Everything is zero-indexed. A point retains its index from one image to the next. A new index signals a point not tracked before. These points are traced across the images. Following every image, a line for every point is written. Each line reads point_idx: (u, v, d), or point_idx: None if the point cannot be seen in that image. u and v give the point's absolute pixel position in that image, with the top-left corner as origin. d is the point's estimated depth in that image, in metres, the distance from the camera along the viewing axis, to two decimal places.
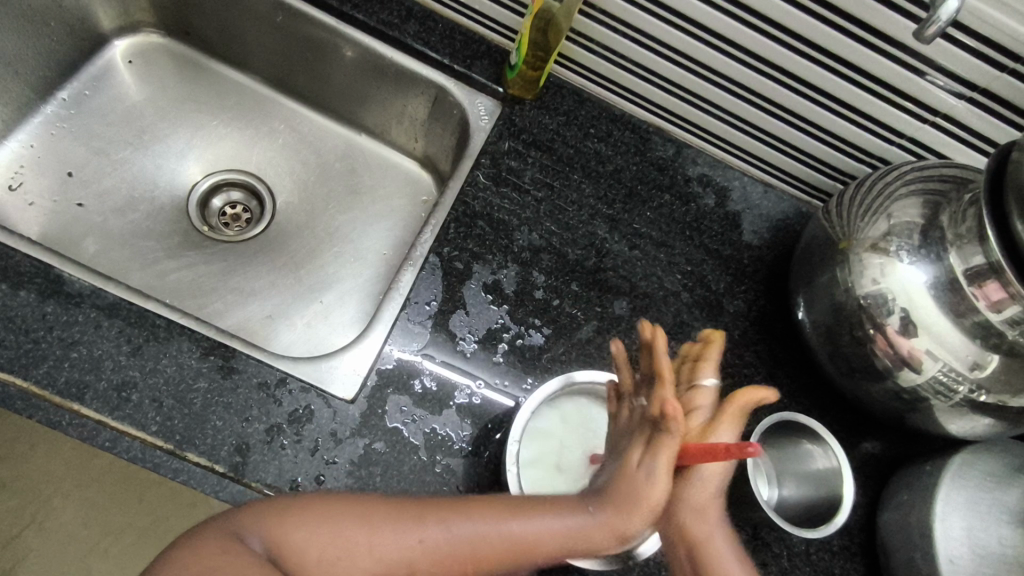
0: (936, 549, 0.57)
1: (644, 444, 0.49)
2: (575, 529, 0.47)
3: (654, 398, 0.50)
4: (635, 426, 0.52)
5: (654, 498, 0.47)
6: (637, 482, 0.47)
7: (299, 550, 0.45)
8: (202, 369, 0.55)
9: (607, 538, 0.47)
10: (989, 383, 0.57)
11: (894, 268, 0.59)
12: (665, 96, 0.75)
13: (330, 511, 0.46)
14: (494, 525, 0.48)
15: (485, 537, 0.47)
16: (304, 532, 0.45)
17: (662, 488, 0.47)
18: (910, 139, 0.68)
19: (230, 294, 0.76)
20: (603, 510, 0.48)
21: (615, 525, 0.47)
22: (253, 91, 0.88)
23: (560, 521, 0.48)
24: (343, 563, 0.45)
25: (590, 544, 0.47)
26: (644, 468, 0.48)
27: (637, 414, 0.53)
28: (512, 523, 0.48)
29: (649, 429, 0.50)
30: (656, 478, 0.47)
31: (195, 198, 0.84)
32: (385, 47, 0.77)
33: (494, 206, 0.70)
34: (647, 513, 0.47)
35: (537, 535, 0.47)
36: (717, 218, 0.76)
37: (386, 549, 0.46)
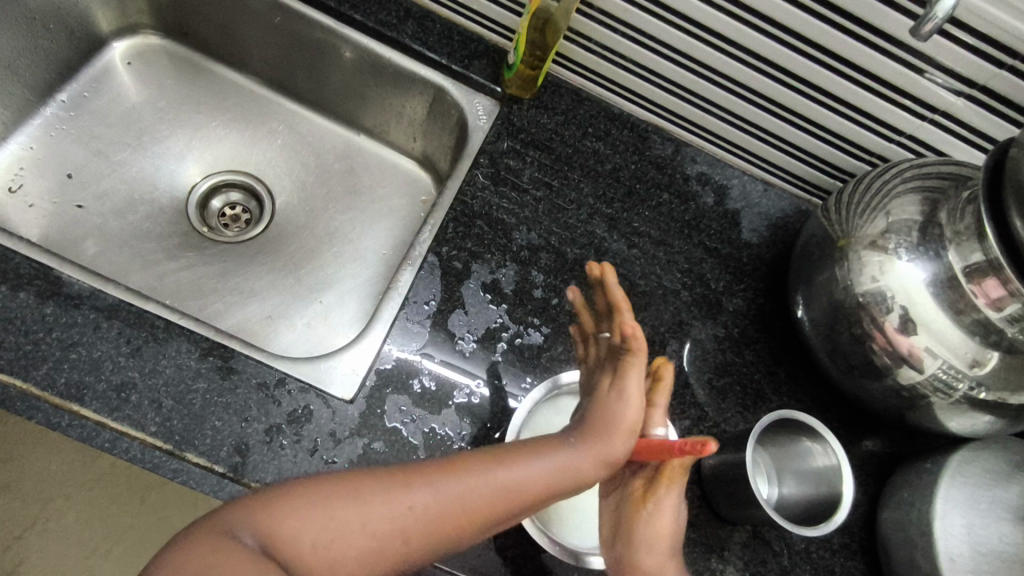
0: (937, 547, 0.56)
1: (611, 374, 0.54)
2: (563, 467, 0.50)
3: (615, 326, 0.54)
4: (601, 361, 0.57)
5: (630, 416, 0.52)
6: (610, 403, 0.52)
7: (293, 539, 0.45)
8: (202, 370, 0.55)
9: (594, 467, 0.51)
10: (989, 380, 0.57)
11: (893, 266, 0.59)
12: (664, 95, 0.75)
13: (316, 497, 0.46)
14: (482, 477, 0.49)
15: (477, 491, 0.48)
16: (296, 522, 0.45)
17: (634, 407, 0.52)
18: (909, 136, 0.68)
19: (230, 295, 0.77)
20: (583, 444, 0.51)
21: (597, 454, 0.51)
22: (253, 92, 0.88)
23: (545, 464, 0.50)
24: (337, 546, 0.45)
25: (579, 475, 0.50)
26: (615, 400, 0.52)
27: (603, 349, 0.58)
28: (498, 473, 0.49)
29: (613, 365, 0.55)
30: (626, 398, 0.52)
31: (195, 199, 0.84)
32: (384, 47, 0.77)
33: (493, 205, 0.70)
34: (625, 431, 0.52)
35: (526, 478, 0.49)
36: (716, 217, 0.76)
37: (376, 522, 0.46)
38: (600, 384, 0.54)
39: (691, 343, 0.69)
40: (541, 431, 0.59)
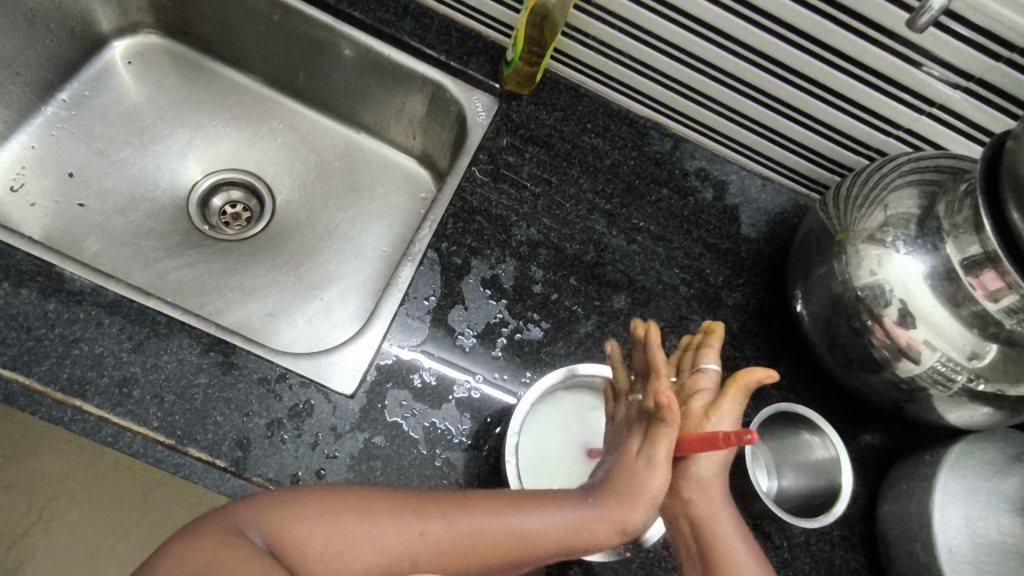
0: (935, 538, 0.57)
1: (641, 438, 0.50)
2: (576, 516, 0.48)
3: (649, 390, 0.51)
4: (634, 421, 0.52)
5: (654, 486, 0.48)
6: (637, 471, 0.48)
7: (300, 542, 0.45)
8: (203, 365, 0.55)
9: (609, 528, 0.48)
10: (987, 372, 0.57)
11: (891, 259, 0.59)
12: (662, 91, 0.75)
13: (333, 507, 0.47)
14: (494, 517, 0.48)
15: (487, 528, 0.48)
16: (306, 526, 0.46)
17: (661, 468, 0.48)
18: (907, 130, 0.68)
19: (231, 293, 0.77)
20: (602, 504, 0.48)
21: (616, 519, 0.48)
22: (252, 91, 0.89)
23: (561, 510, 0.49)
24: (343, 557, 0.45)
25: (594, 532, 0.48)
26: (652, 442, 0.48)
27: (634, 410, 0.53)
28: (509, 519, 0.48)
29: (644, 428, 0.50)
30: (654, 457, 0.48)
31: (196, 198, 0.84)
32: (383, 45, 0.77)
33: (492, 201, 0.70)
34: (646, 504, 0.48)
35: (538, 525, 0.48)
36: (715, 212, 0.76)
37: (385, 542, 0.46)
38: (627, 446, 0.50)
39: (691, 338, 0.70)
40: (545, 423, 0.59)
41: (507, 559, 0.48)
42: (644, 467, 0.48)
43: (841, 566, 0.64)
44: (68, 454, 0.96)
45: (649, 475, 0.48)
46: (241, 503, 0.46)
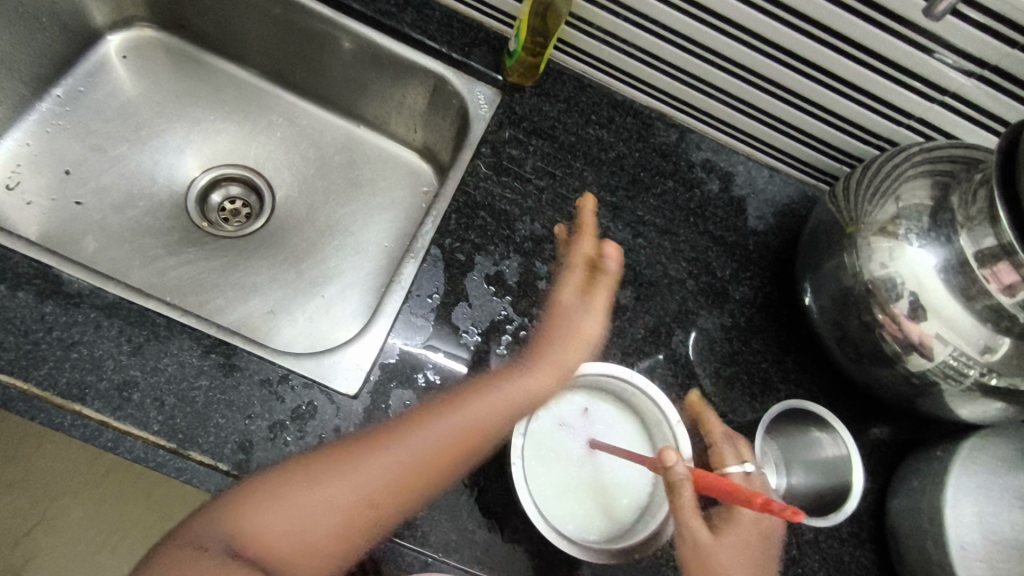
0: (947, 535, 0.56)
1: (579, 284, 0.65)
2: (525, 385, 0.57)
3: (582, 241, 0.68)
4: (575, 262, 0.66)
5: (588, 327, 0.62)
6: (567, 314, 0.62)
7: (263, 533, 0.49)
8: (204, 367, 0.54)
9: (552, 375, 0.58)
10: (1000, 366, 0.56)
11: (902, 252, 0.58)
12: (668, 81, 0.74)
13: (277, 490, 0.50)
14: (443, 414, 0.55)
15: (447, 425, 0.54)
16: (260, 517, 0.48)
17: (607, 301, 0.65)
18: (919, 119, 0.67)
19: (231, 290, 0.76)
20: (535, 363, 0.59)
21: (553, 372, 0.58)
22: (251, 85, 0.87)
23: (502, 390, 0.57)
24: (304, 526, 0.50)
25: (540, 390, 0.57)
26: (562, 302, 0.63)
27: (574, 263, 0.66)
28: (441, 426, 0.54)
29: (581, 272, 0.65)
30: (589, 309, 0.64)
31: (194, 193, 0.83)
32: (383, 37, 0.76)
33: (495, 195, 0.69)
34: (580, 345, 0.61)
35: (490, 402, 0.56)
36: (722, 204, 0.75)
37: (339, 498, 0.51)
38: (562, 296, 0.64)
39: (698, 333, 0.68)
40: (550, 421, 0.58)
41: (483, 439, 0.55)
42: (576, 312, 0.63)
43: (850, 562, 0.64)
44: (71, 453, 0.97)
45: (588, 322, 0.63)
46: (211, 504, 0.49)
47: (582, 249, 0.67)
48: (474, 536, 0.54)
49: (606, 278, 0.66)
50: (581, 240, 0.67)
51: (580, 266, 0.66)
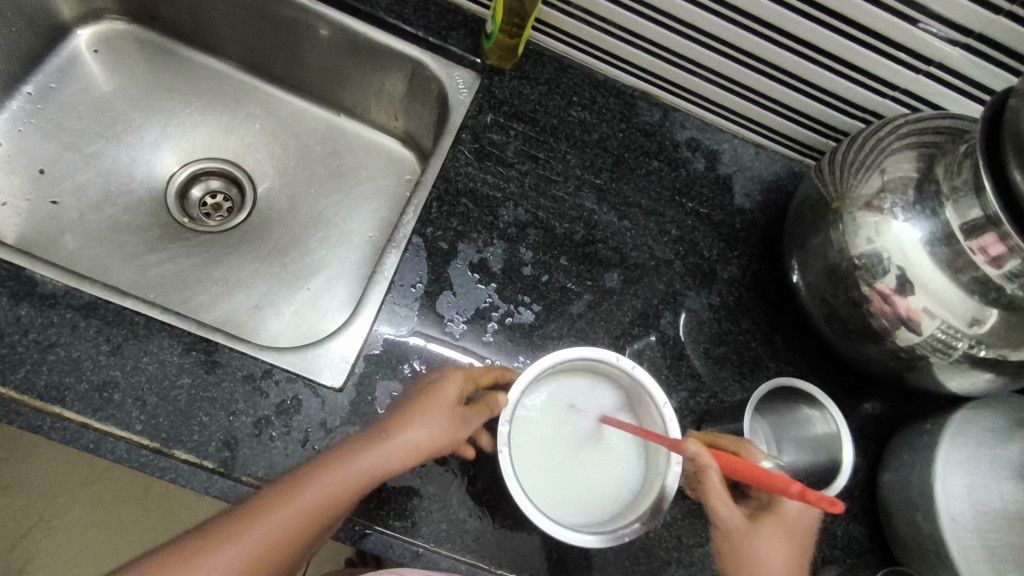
0: (937, 507, 0.56)
1: (460, 384, 0.53)
2: (375, 459, 0.48)
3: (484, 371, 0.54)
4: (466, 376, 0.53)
5: (451, 433, 0.51)
6: (425, 407, 0.51)
7: None
8: (185, 365, 0.53)
9: (401, 456, 0.49)
10: (988, 338, 0.55)
11: (888, 226, 0.58)
12: (650, 60, 0.72)
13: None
14: (305, 479, 0.48)
15: (302, 496, 0.47)
16: None
17: (468, 429, 0.52)
18: (904, 91, 0.66)
19: (214, 286, 0.75)
20: (375, 446, 0.49)
21: (376, 462, 0.49)
22: (227, 77, 0.86)
23: (360, 459, 0.48)
24: None
25: (388, 468, 0.49)
26: (424, 396, 0.52)
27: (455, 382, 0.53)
28: (300, 495, 0.47)
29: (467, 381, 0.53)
30: (458, 420, 0.51)
31: (174, 189, 0.82)
32: (359, 23, 0.74)
33: (478, 181, 0.68)
34: (433, 440, 0.50)
35: (348, 474, 0.48)
36: (708, 182, 0.75)
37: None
38: (431, 391, 0.52)
39: (686, 314, 0.68)
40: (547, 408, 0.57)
41: (338, 508, 0.48)
42: (434, 410, 0.51)
43: (842, 537, 0.64)
44: (66, 453, 0.96)
45: (442, 432, 0.51)
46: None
47: (477, 371, 0.54)
48: (465, 524, 0.54)
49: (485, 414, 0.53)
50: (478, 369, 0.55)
51: (468, 382, 0.53)
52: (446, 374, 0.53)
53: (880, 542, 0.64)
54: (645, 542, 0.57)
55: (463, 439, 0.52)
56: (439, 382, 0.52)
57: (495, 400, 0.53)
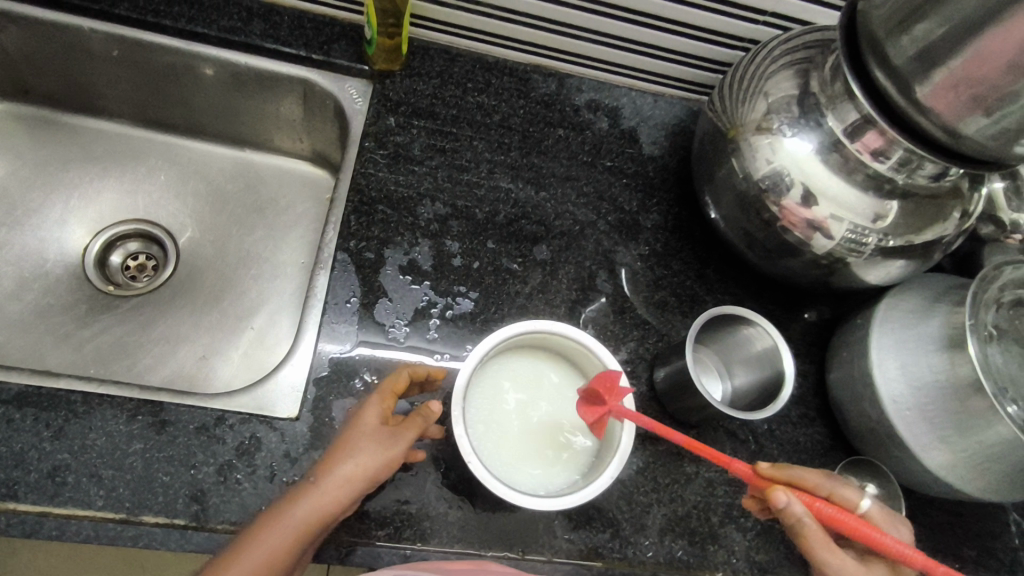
0: (880, 393, 0.60)
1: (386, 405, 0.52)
2: (316, 502, 0.47)
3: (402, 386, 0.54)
4: (387, 391, 0.52)
5: (390, 454, 0.50)
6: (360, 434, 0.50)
7: None
8: (134, 432, 0.52)
9: (338, 493, 0.48)
10: (893, 229, 0.60)
11: (781, 144, 0.61)
12: (532, 32, 0.73)
13: None
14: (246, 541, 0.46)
15: (248, 557, 0.45)
16: None
17: (404, 444, 0.50)
18: (773, 14, 0.68)
19: (157, 346, 0.74)
20: (317, 485, 0.48)
21: (320, 503, 0.47)
22: (124, 135, 0.85)
23: (299, 508, 0.47)
24: None
25: (332, 505, 0.47)
26: (349, 431, 0.51)
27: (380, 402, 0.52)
28: (247, 556, 0.45)
29: (389, 399, 0.52)
30: (392, 440, 0.50)
31: (91, 260, 0.80)
32: (237, 55, 0.73)
33: (391, 184, 0.67)
34: (373, 465, 0.49)
35: (290, 524, 0.46)
36: (615, 138, 0.77)
37: None
38: (360, 418, 0.51)
39: (619, 268, 0.70)
40: (516, 382, 0.56)
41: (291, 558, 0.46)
42: (365, 437, 0.50)
43: (807, 443, 0.67)
44: None
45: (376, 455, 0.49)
46: None
47: (393, 385, 0.53)
48: (448, 517, 0.55)
49: (417, 424, 0.52)
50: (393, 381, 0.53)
51: (388, 401, 0.52)
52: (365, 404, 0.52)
53: (841, 440, 0.68)
54: (623, 491, 0.60)
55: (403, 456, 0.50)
56: (359, 412, 0.52)
57: (427, 407, 0.53)
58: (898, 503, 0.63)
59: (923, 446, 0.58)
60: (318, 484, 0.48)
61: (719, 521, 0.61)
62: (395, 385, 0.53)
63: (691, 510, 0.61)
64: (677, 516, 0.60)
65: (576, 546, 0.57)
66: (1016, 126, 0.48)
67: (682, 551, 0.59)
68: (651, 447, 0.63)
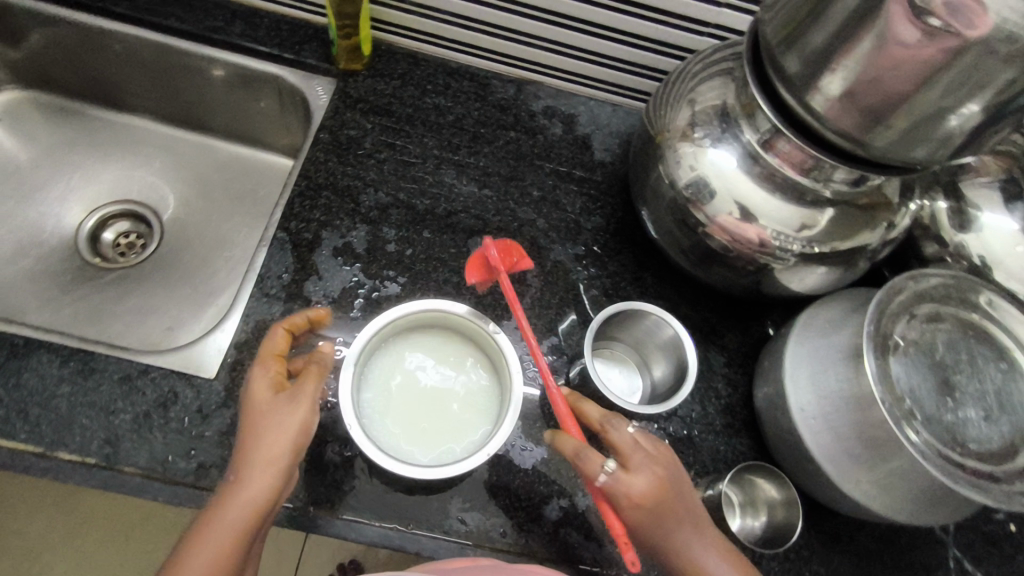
0: (789, 402, 0.59)
1: (270, 373, 0.52)
2: (246, 495, 0.47)
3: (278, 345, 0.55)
4: (264, 355, 0.53)
5: (300, 413, 0.50)
6: (263, 412, 0.50)
7: None
8: (64, 375, 0.57)
9: (266, 477, 0.48)
10: (816, 237, 0.60)
11: (704, 154, 0.62)
12: (489, 40, 0.78)
13: None
14: (188, 554, 0.45)
15: (194, 562, 0.44)
16: None
17: (310, 403, 0.50)
18: (716, 26, 0.71)
19: (128, 315, 0.80)
20: (242, 476, 0.48)
21: (253, 491, 0.47)
22: (126, 124, 0.93)
23: (231, 508, 0.46)
24: None
25: (265, 491, 0.47)
26: (250, 414, 0.50)
27: (263, 368, 0.53)
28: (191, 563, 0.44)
29: (272, 364, 0.53)
30: (294, 402, 0.50)
31: (85, 235, 0.88)
32: (218, 51, 0.80)
33: (338, 174, 0.72)
34: (291, 436, 0.49)
35: (228, 522, 0.46)
36: (567, 143, 0.79)
37: None
38: (251, 395, 0.51)
39: (551, 265, 0.72)
40: (418, 360, 0.60)
41: (243, 553, 0.46)
42: (271, 414, 0.49)
43: (728, 453, 0.66)
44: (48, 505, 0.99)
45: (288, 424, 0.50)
46: None
47: (272, 348, 0.54)
48: (344, 486, 0.58)
49: (314, 371, 0.52)
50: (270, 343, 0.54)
51: (272, 366, 0.53)
52: (251, 378, 0.52)
53: (765, 453, 0.67)
54: (525, 480, 0.61)
55: (314, 415, 0.51)
56: (249, 389, 0.52)
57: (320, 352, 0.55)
58: (796, 511, 0.60)
59: (826, 455, 0.57)
60: (244, 473, 0.48)
61: None
62: (274, 343, 0.54)
63: (592, 505, 0.61)
64: (578, 511, 0.60)
65: (468, 527, 0.58)
66: (903, 129, 0.47)
67: (577, 544, 0.59)
68: None
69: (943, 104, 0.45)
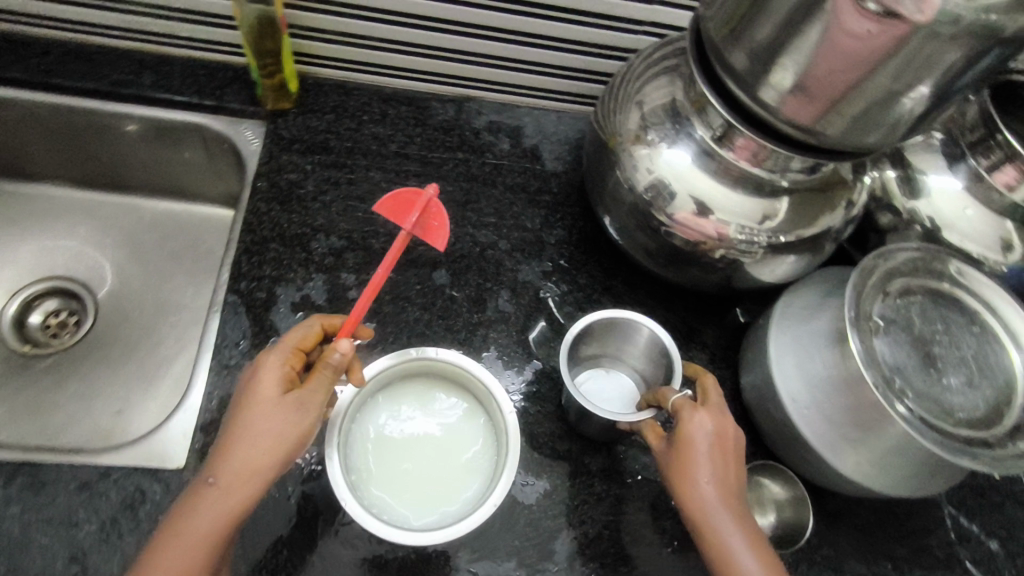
0: (780, 393, 0.59)
1: (290, 362, 0.51)
2: (218, 503, 0.45)
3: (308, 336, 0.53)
4: (291, 343, 0.52)
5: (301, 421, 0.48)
6: (258, 407, 0.48)
7: None
8: (13, 493, 0.52)
9: (247, 486, 0.46)
10: (781, 225, 0.60)
11: (660, 156, 0.60)
12: (422, 61, 0.75)
13: None
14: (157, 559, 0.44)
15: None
16: None
17: (316, 413, 0.49)
18: (651, 24, 0.70)
19: (72, 404, 0.73)
20: (220, 480, 0.46)
21: (232, 500, 0.45)
22: (35, 195, 0.85)
23: (202, 516, 0.45)
24: None
25: (236, 505, 0.46)
26: (246, 408, 0.48)
27: (284, 354, 0.51)
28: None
29: (292, 353, 0.51)
30: (303, 408, 0.48)
31: (8, 321, 0.79)
32: (129, 106, 0.75)
33: (283, 223, 0.68)
34: (281, 451, 0.47)
35: (197, 534, 0.44)
36: (516, 157, 0.77)
37: None
38: (258, 379, 0.49)
39: (521, 286, 0.70)
40: (401, 416, 0.57)
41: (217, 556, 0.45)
42: (267, 416, 0.47)
43: None
44: None
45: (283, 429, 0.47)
46: None
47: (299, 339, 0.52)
48: (343, 556, 0.55)
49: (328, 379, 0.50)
50: (305, 335, 0.53)
51: (293, 358, 0.51)
52: (265, 357, 0.50)
53: (759, 444, 0.67)
54: (530, 516, 0.59)
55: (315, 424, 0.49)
56: (257, 374, 0.49)
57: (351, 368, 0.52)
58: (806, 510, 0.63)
59: (823, 444, 0.57)
60: (221, 479, 0.46)
61: (630, 539, 0.60)
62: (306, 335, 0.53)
63: (600, 528, 0.60)
64: (587, 537, 0.59)
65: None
66: (857, 115, 0.48)
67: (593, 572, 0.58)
68: (558, 467, 0.62)
69: (894, 87, 0.46)
